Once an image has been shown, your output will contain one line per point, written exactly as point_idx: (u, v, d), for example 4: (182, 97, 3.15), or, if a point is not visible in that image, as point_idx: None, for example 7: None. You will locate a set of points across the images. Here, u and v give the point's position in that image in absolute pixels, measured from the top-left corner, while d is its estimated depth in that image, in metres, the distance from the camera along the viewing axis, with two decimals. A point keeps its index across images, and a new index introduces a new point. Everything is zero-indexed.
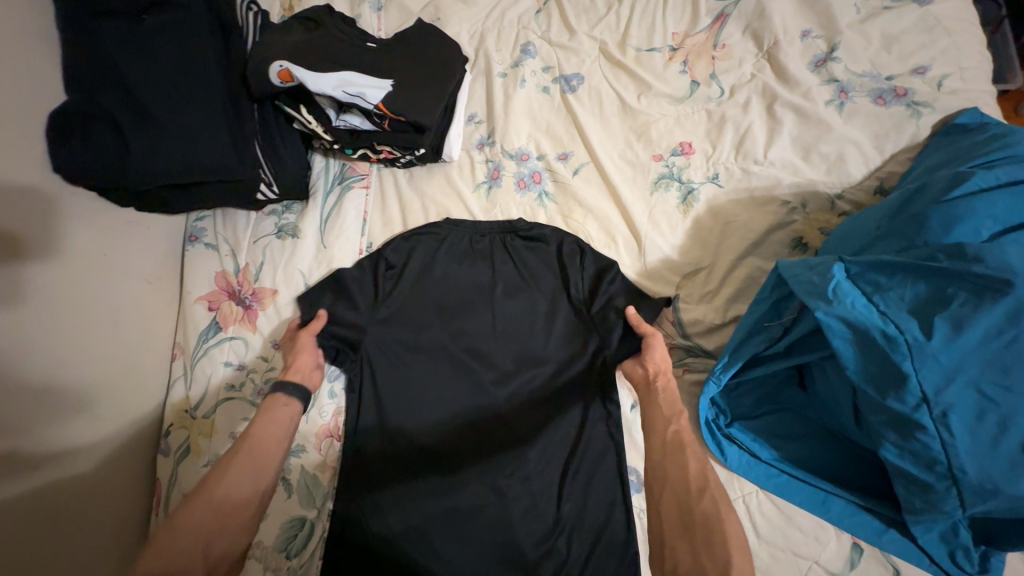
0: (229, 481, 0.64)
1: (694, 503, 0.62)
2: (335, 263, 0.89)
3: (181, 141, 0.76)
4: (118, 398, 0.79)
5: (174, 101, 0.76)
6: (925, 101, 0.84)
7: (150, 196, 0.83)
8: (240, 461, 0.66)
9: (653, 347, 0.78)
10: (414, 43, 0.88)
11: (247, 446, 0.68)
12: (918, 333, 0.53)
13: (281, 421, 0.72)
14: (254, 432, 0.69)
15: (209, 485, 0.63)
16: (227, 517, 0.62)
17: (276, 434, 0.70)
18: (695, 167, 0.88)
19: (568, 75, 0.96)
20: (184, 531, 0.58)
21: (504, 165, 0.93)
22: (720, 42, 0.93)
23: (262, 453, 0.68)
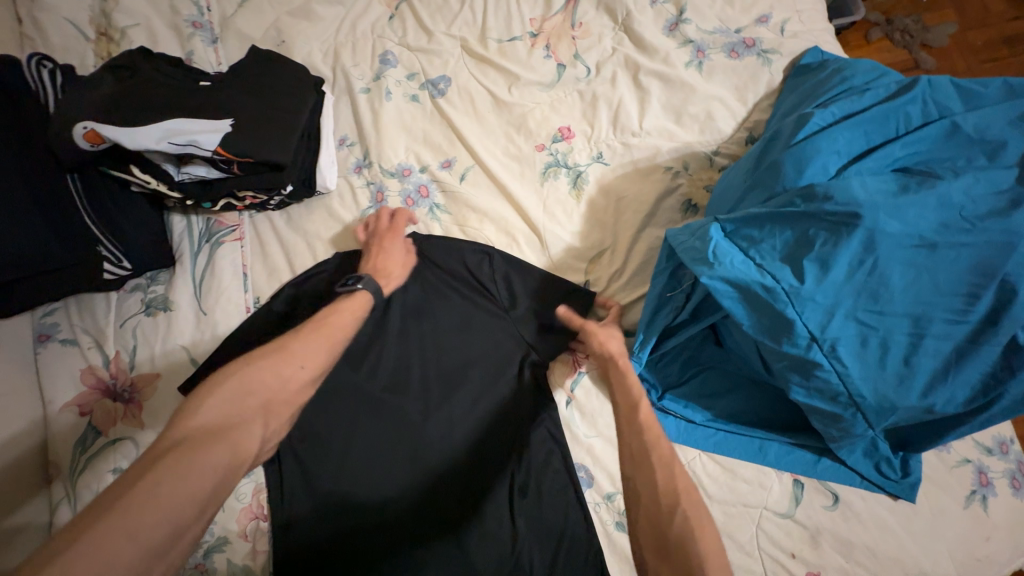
0: (307, 348, 0.60)
1: (667, 522, 0.55)
2: (220, 328, 0.80)
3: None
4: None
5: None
6: (773, 49, 0.87)
7: None
8: (320, 336, 0.62)
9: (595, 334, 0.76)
10: (254, 74, 0.80)
11: (323, 329, 0.63)
12: (793, 279, 0.53)
13: (354, 311, 0.69)
14: (330, 319, 0.66)
15: (274, 357, 0.58)
16: (280, 390, 0.56)
17: (346, 325, 0.66)
18: (578, 150, 0.87)
19: (433, 78, 0.92)
20: (236, 395, 0.53)
21: (386, 185, 0.87)
22: (577, 20, 0.92)
23: (331, 336, 0.63)
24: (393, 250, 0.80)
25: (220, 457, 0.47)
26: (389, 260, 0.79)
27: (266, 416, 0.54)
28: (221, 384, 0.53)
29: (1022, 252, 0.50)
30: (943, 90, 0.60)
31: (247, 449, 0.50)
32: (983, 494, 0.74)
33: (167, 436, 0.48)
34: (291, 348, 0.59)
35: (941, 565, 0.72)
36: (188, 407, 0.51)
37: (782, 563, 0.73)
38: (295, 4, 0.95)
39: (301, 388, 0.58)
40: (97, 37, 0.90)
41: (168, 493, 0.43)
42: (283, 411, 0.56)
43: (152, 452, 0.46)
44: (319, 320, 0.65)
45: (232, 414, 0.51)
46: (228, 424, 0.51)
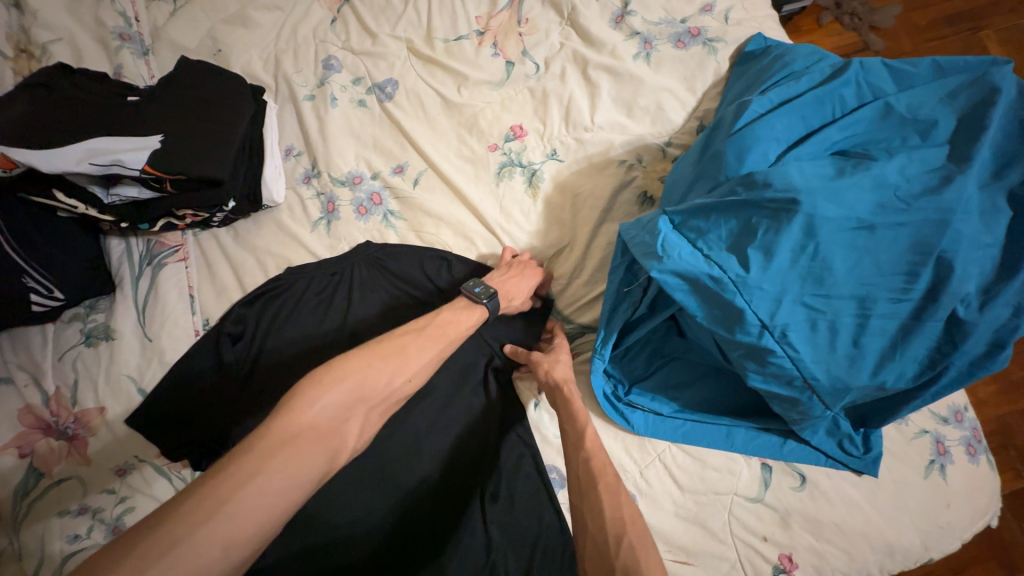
0: (414, 351, 0.60)
1: (613, 554, 0.53)
2: (168, 354, 0.76)
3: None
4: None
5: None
6: (717, 37, 0.87)
7: None
8: (430, 341, 0.62)
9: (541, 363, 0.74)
10: (185, 86, 0.76)
11: (435, 341, 0.63)
12: (739, 268, 0.53)
13: (465, 323, 0.69)
14: (446, 330, 0.66)
15: (392, 363, 0.57)
16: (384, 398, 0.56)
17: (456, 338, 0.66)
18: (532, 148, 0.86)
19: (380, 82, 0.89)
20: (355, 396, 0.53)
21: (337, 195, 0.84)
22: (523, 16, 0.90)
23: (440, 346, 0.63)
24: (525, 282, 0.77)
25: (323, 465, 0.48)
26: (512, 277, 0.77)
27: (364, 416, 0.54)
28: (346, 377, 0.53)
29: (955, 227, 0.51)
30: (875, 72, 0.60)
31: (340, 454, 0.51)
32: (941, 463, 0.76)
33: (289, 420, 0.48)
34: (406, 357, 0.59)
35: (904, 535, 0.74)
36: (306, 392, 0.51)
37: (755, 546, 0.74)
38: (230, 11, 0.91)
39: (397, 398, 0.58)
40: (17, 55, 0.85)
41: (276, 487, 0.44)
42: (379, 410, 0.56)
43: (271, 436, 0.46)
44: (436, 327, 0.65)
45: (343, 415, 0.52)
46: (336, 426, 0.51)
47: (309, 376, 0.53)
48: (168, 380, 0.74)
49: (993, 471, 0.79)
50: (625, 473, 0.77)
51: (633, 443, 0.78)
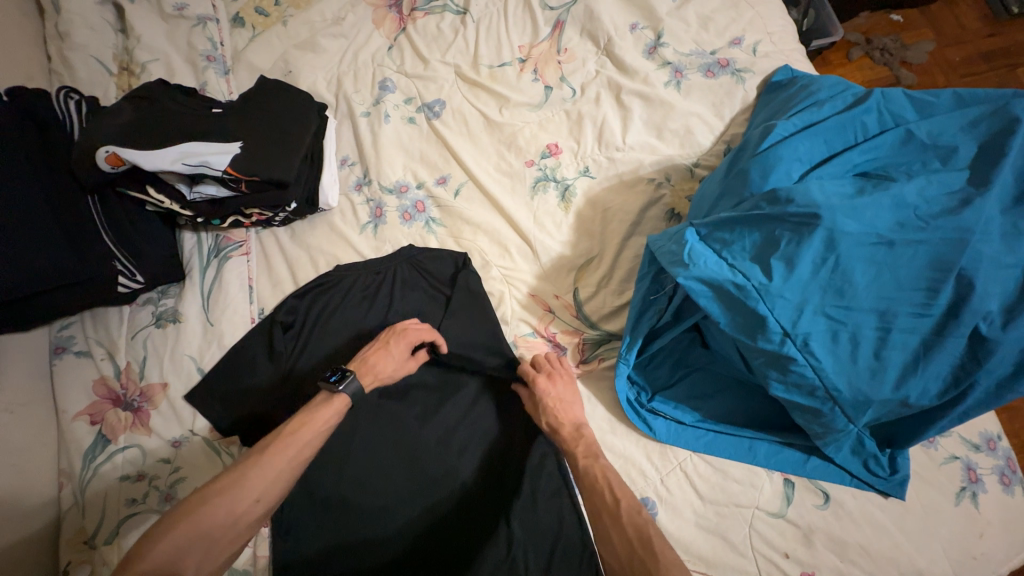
0: (256, 473, 0.59)
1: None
2: (227, 338, 0.83)
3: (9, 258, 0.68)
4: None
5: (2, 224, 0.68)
6: (746, 68, 0.93)
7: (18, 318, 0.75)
8: (251, 471, 0.59)
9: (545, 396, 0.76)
10: (262, 101, 0.86)
11: (283, 452, 0.61)
12: (762, 277, 0.57)
13: (325, 420, 0.66)
14: (297, 435, 0.63)
15: (232, 489, 0.57)
16: (228, 528, 0.55)
17: (306, 448, 0.63)
18: (565, 165, 0.92)
19: (429, 102, 0.98)
20: (189, 537, 0.53)
21: (385, 202, 0.92)
22: (563, 46, 0.98)
23: (289, 456, 0.61)
24: (397, 353, 0.77)
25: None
26: (375, 355, 0.76)
27: (207, 553, 0.54)
28: (172, 523, 0.54)
29: (975, 246, 0.53)
30: (897, 101, 0.64)
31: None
32: (973, 491, 0.75)
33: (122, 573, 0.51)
34: (247, 481, 0.58)
35: (936, 563, 0.72)
36: (139, 545, 0.53)
37: (777, 563, 0.73)
38: (302, 38, 1.03)
39: (248, 524, 0.57)
40: (121, 72, 0.98)
41: None
42: (230, 542, 0.56)
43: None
44: (272, 443, 0.62)
45: (180, 555, 0.53)
46: (176, 563, 0.52)
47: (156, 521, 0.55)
48: (226, 362, 0.81)
49: None
50: (646, 479, 0.79)
51: (654, 450, 0.80)
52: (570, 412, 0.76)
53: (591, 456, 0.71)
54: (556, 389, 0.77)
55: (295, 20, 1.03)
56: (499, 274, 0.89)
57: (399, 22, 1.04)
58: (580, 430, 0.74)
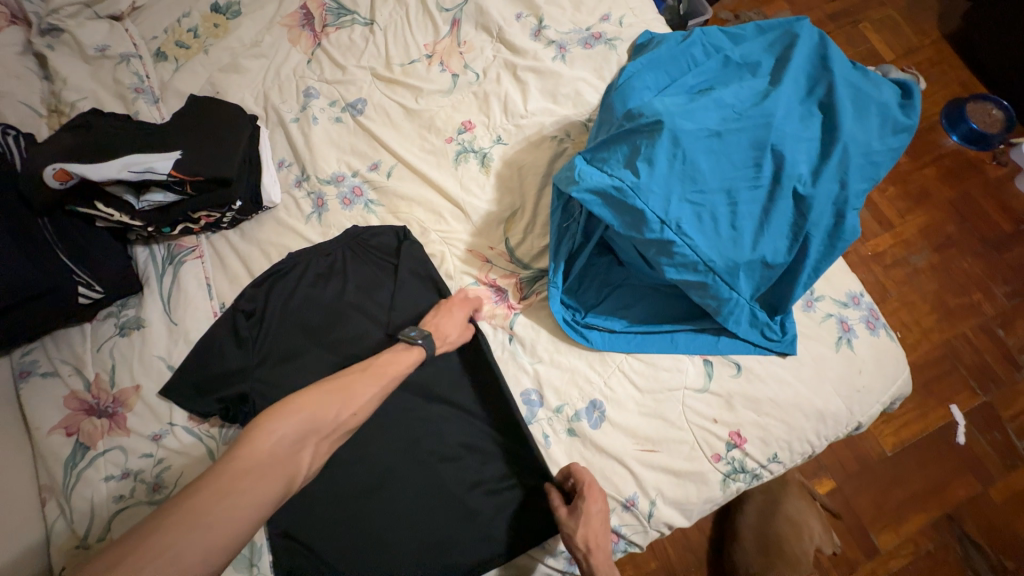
0: (357, 391, 0.74)
1: None
2: (192, 334, 0.90)
3: None
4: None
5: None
6: (616, 37, 1.11)
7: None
8: (354, 385, 0.74)
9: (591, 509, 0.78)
10: (195, 115, 0.95)
11: (376, 378, 0.77)
12: (634, 177, 0.71)
13: (403, 364, 0.82)
14: (387, 368, 0.80)
15: (339, 398, 0.71)
16: (334, 426, 0.69)
17: (392, 379, 0.79)
18: (481, 137, 1.06)
19: (352, 102, 1.09)
20: (305, 430, 0.65)
21: (324, 192, 1.02)
22: (462, 40, 1.12)
23: (382, 384, 0.77)
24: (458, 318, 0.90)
25: (284, 480, 0.60)
26: (444, 320, 0.89)
27: (318, 442, 0.67)
28: (295, 411, 0.66)
29: (778, 127, 0.70)
30: (715, 36, 0.82)
31: (298, 476, 0.62)
32: (847, 338, 0.92)
33: (254, 449, 0.60)
34: (350, 391, 0.73)
35: (830, 401, 0.89)
36: (266, 427, 0.63)
37: (708, 428, 0.87)
38: (224, 62, 1.12)
39: (346, 427, 0.71)
40: (50, 113, 1.03)
41: (243, 498, 0.55)
42: (330, 439, 0.69)
43: (241, 463, 0.58)
44: (368, 372, 0.77)
45: (297, 442, 0.64)
46: (298, 449, 0.64)
47: (270, 412, 0.65)
48: (194, 354, 0.87)
49: (893, 340, 0.94)
50: (592, 384, 0.91)
51: (594, 358, 0.92)
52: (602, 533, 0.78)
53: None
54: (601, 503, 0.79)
55: (215, 47, 1.12)
56: (438, 237, 1.01)
57: (313, 38, 1.15)
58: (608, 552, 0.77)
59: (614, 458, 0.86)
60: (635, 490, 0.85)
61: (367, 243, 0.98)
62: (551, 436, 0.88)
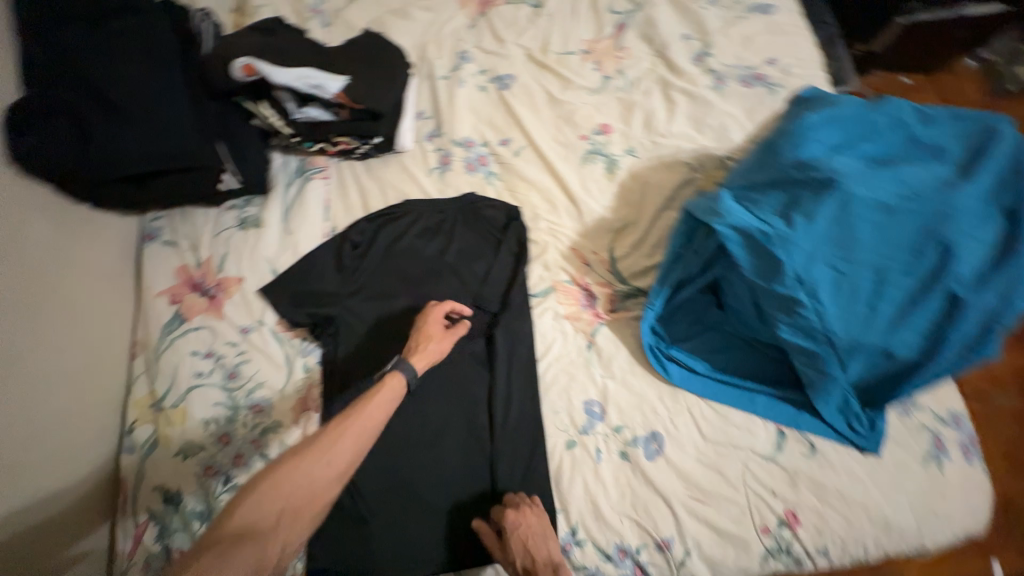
0: (328, 445, 0.63)
1: None
2: (301, 247, 0.94)
3: (133, 137, 0.78)
4: (64, 395, 0.75)
5: (103, 102, 0.76)
6: (779, 83, 1.08)
7: (108, 192, 0.84)
8: (326, 438, 0.64)
9: (518, 523, 0.75)
10: (362, 46, 0.98)
11: (352, 425, 0.66)
12: (785, 227, 0.70)
13: (385, 404, 0.70)
14: (367, 410, 0.68)
15: (307, 457, 0.61)
16: (306, 492, 0.59)
17: (374, 424, 0.68)
18: (614, 143, 1.05)
19: (501, 75, 1.12)
20: (259, 507, 0.57)
21: (453, 152, 1.05)
22: (623, 45, 1.13)
23: (361, 435, 0.66)
24: (434, 330, 0.83)
25: (271, 559, 0.54)
26: (423, 336, 0.82)
27: (294, 511, 0.58)
28: (254, 487, 0.59)
29: (951, 222, 0.68)
30: (906, 108, 0.79)
31: (269, 558, 0.54)
32: (938, 457, 0.86)
33: (206, 539, 0.54)
34: (319, 447, 0.63)
35: (901, 514, 0.83)
36: (228, 508, 0.57)
37: (764, 498, 0.84)
38: (396, 6, 1.16)
39: (325, 489, 0.60)
40: (235, 12, 1.11)
41: None
42: (307, 511, 0.59)
43: (187, 557, 0.52)
44: (341, 419, 0.66)
45: (262, 518, 0.56)
46: (262, 527, 0.56)
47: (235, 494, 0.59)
48: (298, 266, 0.92)
49: (986, 474, 0.87)
50: (656, 415, 0.89)
51: (666, 392, 0.90)
52: (543, 547, 0.73)
53: None
54: (531, 519, 0.76)
55: None
56: (546, 227, 1.00)
57: (481, 7, 1.19)
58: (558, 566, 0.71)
59: (660, 495, 0.84)
60: (672, 534, 0.83)
61: (478, 212, 1.00)
62: (603, 452, 0.87)
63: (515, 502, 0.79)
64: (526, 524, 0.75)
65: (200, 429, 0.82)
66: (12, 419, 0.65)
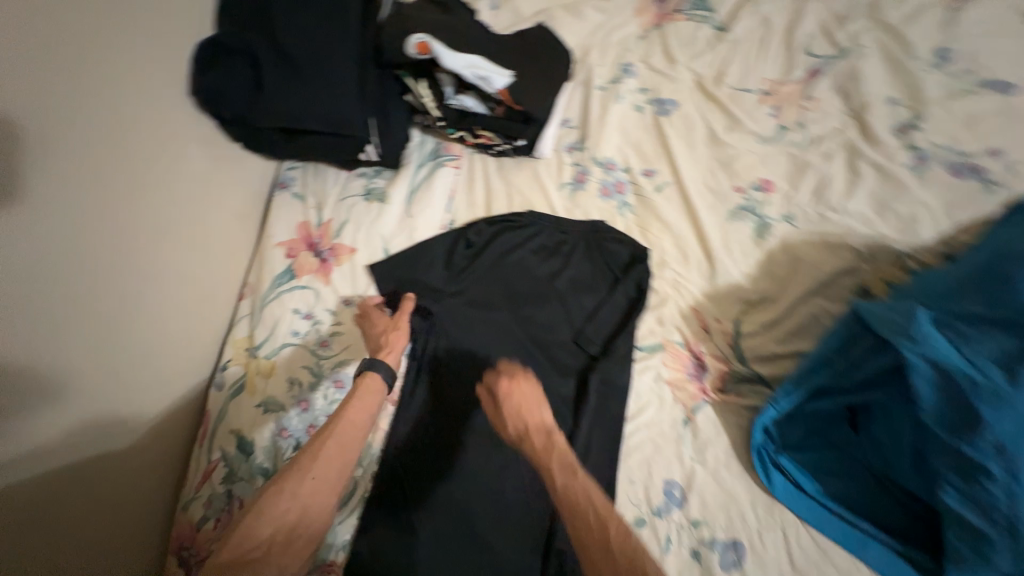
0: (309, 466, 0.60)
1: None
2: (417, 233, 0.92)
3: (292, 94, 0.85)
4: (174, 319, 0.80)
5: (282, 59, 0.85)
6: (1000, 181, 0.85)
7: (265, 136, 0.91)
8: (305, 458, 0.61)
9: (512, 395, 0.71)
10: (529, 40, 0.92)
11: (330, 441, 0.63)
12: (1005, 381, 0.62)
13: (365, 411, 0.67)
14: (344, 422, 0.65)
15: (294, 474, 0.60)
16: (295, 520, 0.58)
17: (356, 436, 0.65)
18: (772, 204, 0.93)
19: (663, 99, 1.01)
20: (247, 537, 0.56)
21: (591, 171, 0.97)
22: (813, 94, 0.98)
23: (342, 452, 0.63)
24: (385, 323, 0.80)
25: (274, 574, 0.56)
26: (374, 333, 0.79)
27: (288, 539, 0.58)
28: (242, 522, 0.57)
29: None
30: None
31: None
32: None
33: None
34: (298, 469, 0.60)
35: None
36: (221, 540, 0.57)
37: None
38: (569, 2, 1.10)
39: (315, 512, 0.59)
40: None
41: None
42: (301, 537, 0.58)
43: None
44: (320, 434, 0.63)
45: (253, 550, 0.56)
46: (255, 556, 0.55)
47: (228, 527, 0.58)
48: (411, 252, 0.89)
49: None
50: (744, 524, 0.76)
51: (762, 502, 0.78)
52: (537, 416, 0.69)
53: (568, 473, 0.61)
54: (525, 390, 0.71)
55: None
56: (670, 277, 0.91)
57: (658, 18, 1.08)
58: (551, 437, 0.66)
59: None
60: None
61: (601, 242, 0.92)
62: (674, 546, 0.76)
63: (509, 367, 0.73)
64: (525, 391, 0.71)
65: (284, 387, 0.83)
66: (119, 327, 0.71)
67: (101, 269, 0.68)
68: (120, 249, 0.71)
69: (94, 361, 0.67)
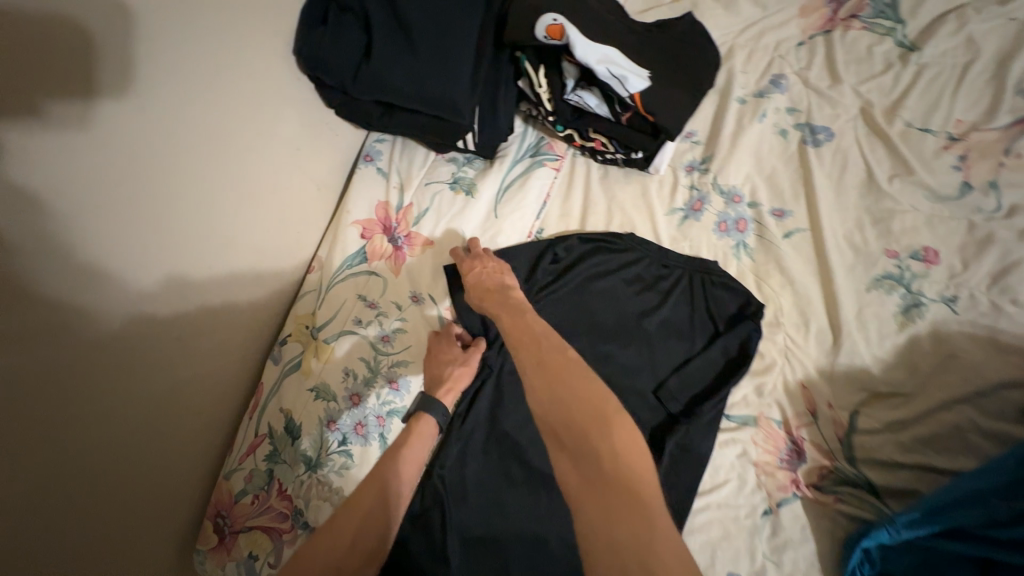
0: (352, 518, 0.60)
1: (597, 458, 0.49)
2: (500, 238, 0.83)
3: (397, 64, 0.77)
4: (248, 284, 0.78)
5: (396, 27, 0.77)
6: None
7: (360, 105, 0.84)
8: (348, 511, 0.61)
9: (476, 262, 0.75)
10: (669, 36, 0.82)
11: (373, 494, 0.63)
12: None
13: (412, 465, 0.67)
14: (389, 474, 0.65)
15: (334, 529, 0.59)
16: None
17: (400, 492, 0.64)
18: (932, 279, 0.75)
19: (816, 125, 0.84)
20: None
21: (710, 199, 0.84)
22: (1016, 149, 0.76)
23: (385, 510, 0.62)
24: (449, 354, 0.77)
25: None
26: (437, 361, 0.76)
27: None
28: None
29: None
30: None
31: None
32: None
33: None
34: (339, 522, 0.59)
35: None
36: None
37: None
38: None
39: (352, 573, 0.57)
40: None
41: None
42: None
43: None
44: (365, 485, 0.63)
45: None
46: None
47: None
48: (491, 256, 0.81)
49: None
50: None
51: None
52: (495, 276, 0.73)
53: (517, 312, 0.65)
54: (488, 257, 0.76)
55: None
56: (780, 342, 0.78)
57: (827, 22, 0.89)
58: (506, 290, 0.70)
59: None
60: None
61: (705, 284, 0.80)
62: None
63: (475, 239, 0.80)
64: (484, 258, 0.76)
65: (340, 376, 0.79)
66: (196, 267, 0.68)
67: (184, 203, 0.65)
68: (203, 191, 0.68)
69: (172, 305, 0.66)
